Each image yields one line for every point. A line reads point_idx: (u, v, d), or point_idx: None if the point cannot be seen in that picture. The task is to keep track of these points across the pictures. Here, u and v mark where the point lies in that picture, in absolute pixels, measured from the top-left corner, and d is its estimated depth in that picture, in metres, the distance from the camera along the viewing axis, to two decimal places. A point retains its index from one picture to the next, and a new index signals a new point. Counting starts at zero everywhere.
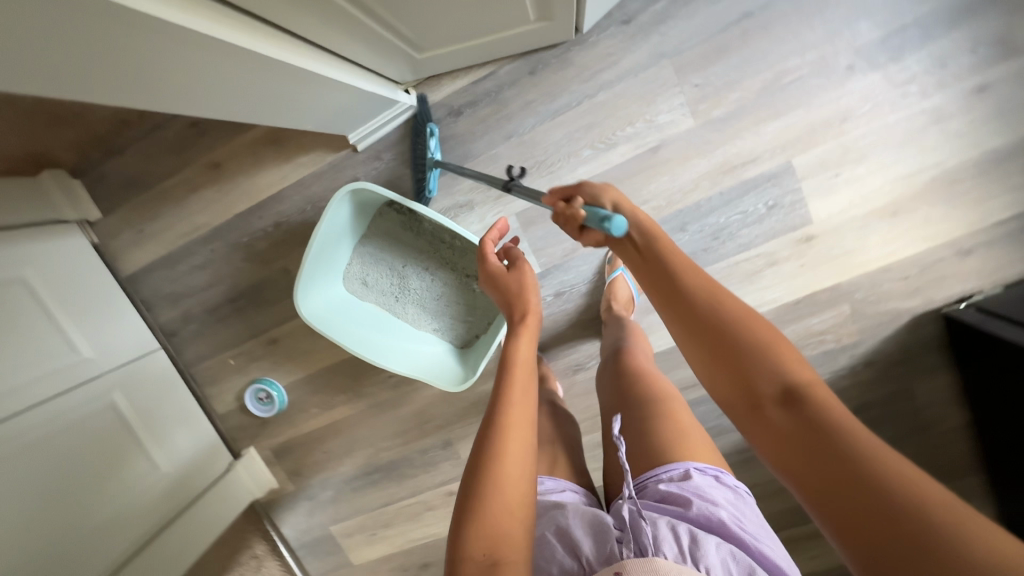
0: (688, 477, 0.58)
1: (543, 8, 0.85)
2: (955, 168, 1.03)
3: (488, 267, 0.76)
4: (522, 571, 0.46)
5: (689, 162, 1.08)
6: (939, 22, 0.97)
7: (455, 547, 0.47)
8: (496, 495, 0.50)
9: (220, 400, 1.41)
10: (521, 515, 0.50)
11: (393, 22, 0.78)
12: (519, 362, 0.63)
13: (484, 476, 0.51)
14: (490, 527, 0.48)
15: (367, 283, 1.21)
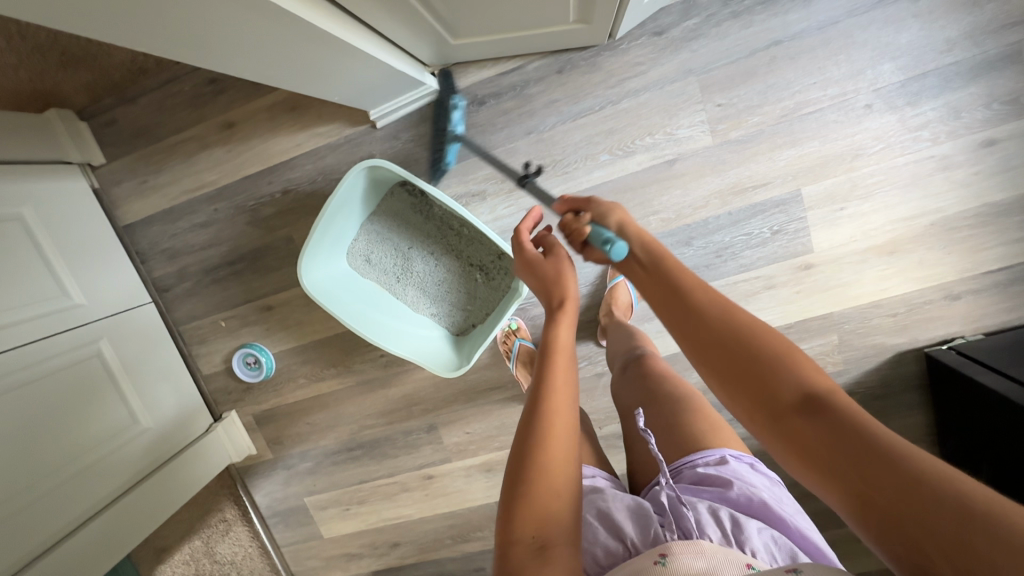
0: (724, 462, 0.60)
1: (583, 10, 0.86)
2: (954, 216, 1.06)
3: (525, 252, 0.76)
4: (568, 553, 0.48)
5: (702, 179, 1.10)
6: (958, 73, 1.00)
7: (504, 531, 0.49)
8: (545, 479, 0.51)
9: (207, 361, 1.39)
10: (567, 499, 0.51)
11: (436, 4, 0.78)
12: (561, 347, 0.63)
13: (530, 461, 0.52)
14: (538, 509, 0.49)
15: (370, 261, 1.21)
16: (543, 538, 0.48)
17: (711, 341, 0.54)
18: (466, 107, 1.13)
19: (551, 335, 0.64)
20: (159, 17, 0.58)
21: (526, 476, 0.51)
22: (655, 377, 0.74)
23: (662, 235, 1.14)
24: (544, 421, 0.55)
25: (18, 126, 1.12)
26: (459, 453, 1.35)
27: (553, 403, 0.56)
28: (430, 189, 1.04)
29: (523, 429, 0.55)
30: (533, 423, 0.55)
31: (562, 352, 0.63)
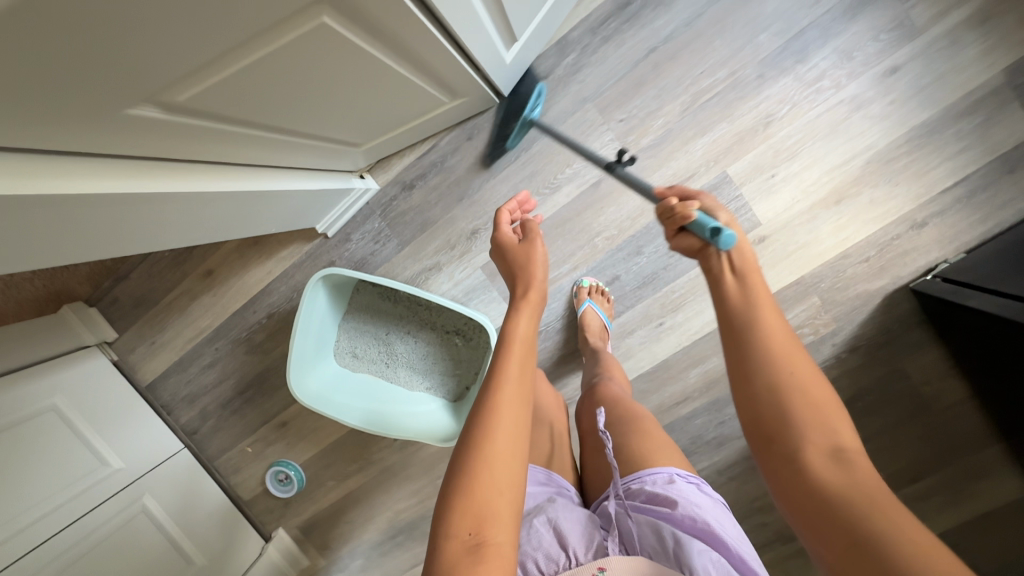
0: (671, 481, 0.62)
1: (453, 91, 0.95)
2: (886, 149, 1.06)
3: (503, 238, 0.79)
4: (509, 549, 0.47)
5: (631, 191, 1.14)
6: (835, 20, 1.02)
7: (441, 525, 0.48)
8: (487, 475, 0.50)
9: (245, 487, 1.48)
10: (509, 501, 0.50)
11: (325, 135, 0.88)
12: (518, 340, 0.63)
13: (475, 452, 0.51)
14: (477, 506, 0.48)
15: (357, 355, 1.29)
16: (481, 535, 0.47)
17: (747, 377, 0.52)
18: (399, 195, 1.23)
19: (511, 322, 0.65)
20: (93, 237, 0.68)
21: (469, 472, 0.50)
22: (606, 408, 0.79)
23: (611, 252, 1.18)
24: (490, 416, 0.54)
25: (41, 328, 1.27)
26: None
27: (501, 398, 0.56)
28: (381, 280, 1.12)
29: (469, 426, 0.54)
30: (481, 422, 0.54)
31: (517, 341, 0.63)
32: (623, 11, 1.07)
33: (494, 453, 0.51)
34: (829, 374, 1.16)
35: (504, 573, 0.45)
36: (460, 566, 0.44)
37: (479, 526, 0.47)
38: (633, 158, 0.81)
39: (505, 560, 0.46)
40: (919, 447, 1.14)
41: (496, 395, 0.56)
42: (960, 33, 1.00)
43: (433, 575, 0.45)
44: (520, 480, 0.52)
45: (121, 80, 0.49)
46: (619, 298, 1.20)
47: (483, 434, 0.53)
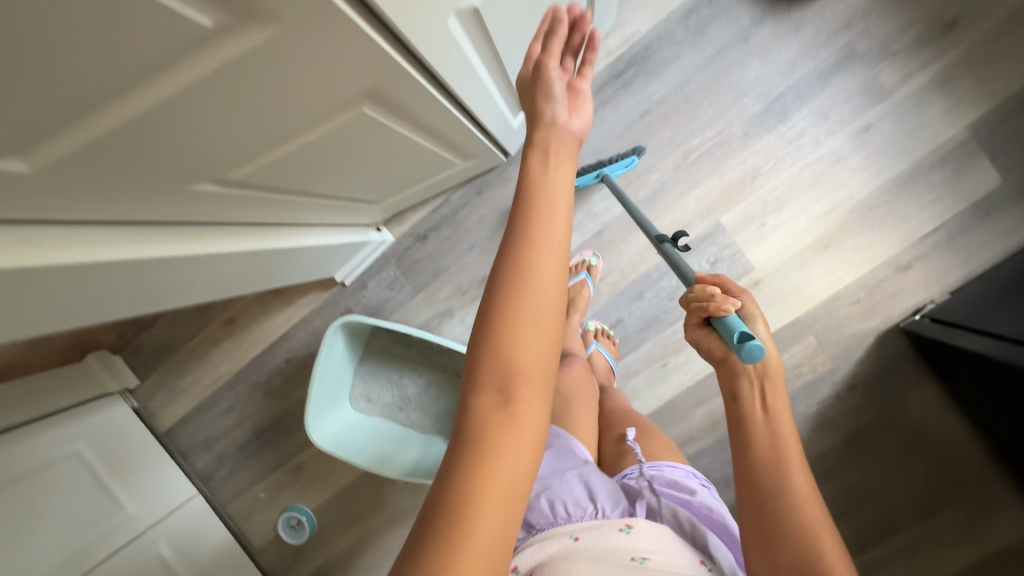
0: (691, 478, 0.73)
1: (466, 154, 1.04)
2: (867, 197, 1.13)
3: (535, 54, 0.53)
4: (539, 407, 0.41)
5: (631, 239, 1.22)
6: (811, 84, 1.12)
7: (465, 385, 0.42)
8: (519, 334, 0.41)
9: (257, 533, 1.49)
10: (545, 355, 0.42)
11: (351, 197, 0.97)
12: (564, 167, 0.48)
13: (500, 305, 0.42)
14: (506, 365, 0.41)
15: (371, 399, 1.34)
16: (511, 392, 0.41)
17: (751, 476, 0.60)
18: (413, 245, 1.31)
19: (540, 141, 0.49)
20: (145, 294, 0.75)
21: (498, 334, 0.41)
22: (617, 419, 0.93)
23: (615, 296, 1.24)
24: (523, 263, 0.43)
25: (67, 376, 1.33)
26: None
27: (536, 236, 0.43)
28: (396, 327, 1.18)
29: (496, 275, 0.43)
30: (512, 272, 0.43)
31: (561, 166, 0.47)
32: (617, 79, 1.18)
33: (523, 306, 0.42)
34: (831, 412, 1.19)
35: (537, 436, 0.41)
36: (490, 429, 0.40)
37: (507, 384, 0.41)
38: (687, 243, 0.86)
39: (537, 415, 0.41)
40: (925, 484, 1.16)
41: (528, 235, 0.43)
42: (925, 94, 1.09)
43: (458, 433, 0.41)
44: (560, 338, 0.43)
45: (188, 173, 0.56)
46: (623, 340, 1.25)
47: (514, 284, 0.42)
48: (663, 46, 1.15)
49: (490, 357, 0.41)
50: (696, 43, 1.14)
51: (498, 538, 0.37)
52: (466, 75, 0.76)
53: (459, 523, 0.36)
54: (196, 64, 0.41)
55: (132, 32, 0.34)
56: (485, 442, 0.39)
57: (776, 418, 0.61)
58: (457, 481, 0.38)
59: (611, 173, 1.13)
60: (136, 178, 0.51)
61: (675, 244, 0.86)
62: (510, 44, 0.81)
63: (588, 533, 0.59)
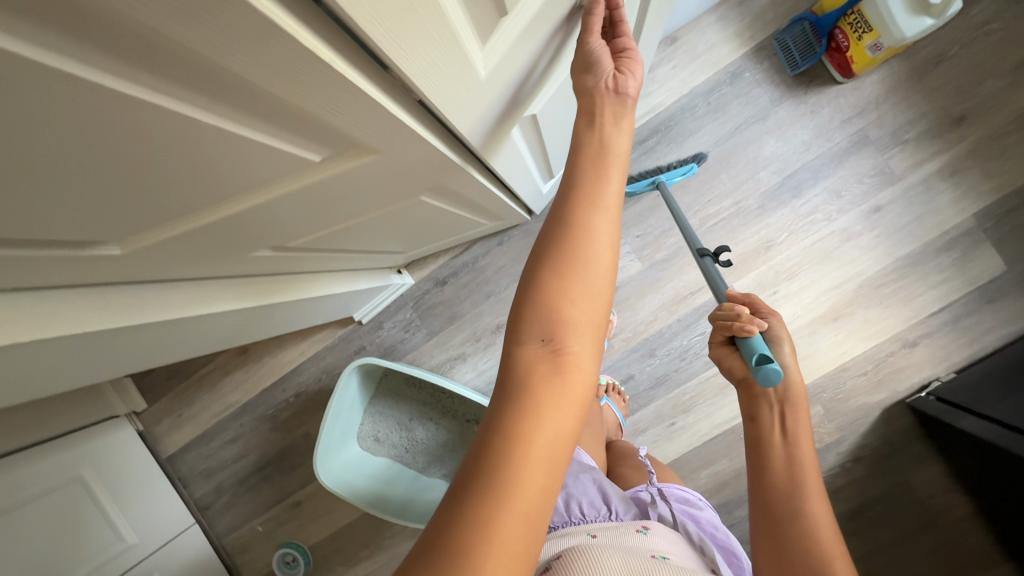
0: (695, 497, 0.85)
1: (494, 216, 1.08)
2: (877, 275, 1.17)
3: (588, 47, 0.59)
4: (586, 360, 0.43)
5: (645, 298, 1.25)
6: (825, 163, 1.18)
7: (513, 337, 0.43)
8: (566, 291, 0.44)
9: (251, 567, 1.47)
10: (594, 314, 0.44)
11: (384, 249, 1.01)
12: (613, 148, 0.52)
13: (552, 269, 0.45)
14: (553, 318, 0.43)
15: (379, 439, 1.34)
16: (560, 346, 0.42)
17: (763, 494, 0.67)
18: (432, 289, 1.34)
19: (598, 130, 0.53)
20: (184, 343, 0.77)
21: (547, 290, 0.44)
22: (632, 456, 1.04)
23: (627, 352, 1.27)
24: (573, 228, 0.47)
25: (78, 399, 1.32)
26: None
27: (586, 204, 0.48)
28: (411, 371, 1.19)
29: (546, 237, 0.47)
30: (563, 233, 0.47)
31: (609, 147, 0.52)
32: (640, 146, 1.23)
33: (574, 265, 0.45)
34: (835, 482, 1.20)
35: (583, 392, 0.42)
36: (536, 374, 0.41)
37: (553, 334, 0.43)
38: (727, 260, 0.91)
39: (586, 370, 0.42)
40: (928, 561, 1.16)
41: (582, 208, 0.48)
42: (933, 181, 1.15)
43: (504, 379, 0.42)
44: (606, 296, 0.45)
45: (245, 245, 0.60)
46: (633, 396, 1.27)
47: (570, 249, 0.46)
48: (686, 119, 1.21)
49: (539, 312, 0.44)
50: (718, 117, 1.20)
51: (542, 481, 0.37)
52: (512, 162, 0.84)
53: (505, 463, 0.37)
54: (287, 183, 0.48)
55: (253, 169, 0.43)
56: (531, 387, 0.40)
57: (795, 430, 0.68)
58: (504, 425, 0.39)
59: (666, 181, 1.14)
60: (203, 248, 0.55)
61: (715, 258, 0.90)
62: (551, 126, 0.85)
63: (609, 530, 0.67)
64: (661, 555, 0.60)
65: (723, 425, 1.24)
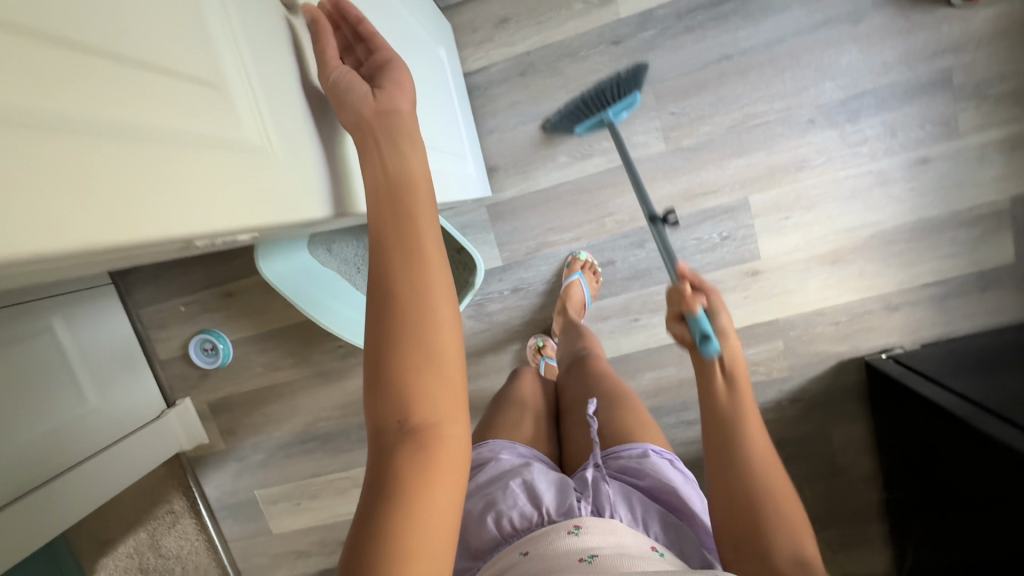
0: (645, 454, 0.70)
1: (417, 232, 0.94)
2: (891, 230, 1.11)
3: (332, 81, 0.48)
4: (448, 426, 0.43)
5: (656, 184, 1.15)
6: (894, 95, 1.06)
7: (373, 425, 0.43)
8: (404, 359, 0.42)
9: (164, 346, 1.39)
10: (441, 378, 0.43)
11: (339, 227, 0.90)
12: (416, 181, 0.46)
13: (385, 353, 0.42)
14: (398, 392, 0.42)
15: (331, 250, 1.23)
16: (416, 424, 0.42)
17: (726, 471, 0.54)
18: None
19: (400, 159, 0.46)
20: None
21: (388, 368, 0.42)
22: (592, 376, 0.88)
23: (616, 236, 1.18)
24: (399, 285, 0.43)
25: None
26: None
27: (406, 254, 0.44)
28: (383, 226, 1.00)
29: (371, 320, 0.43)
30: (397, 305, 0.43)
31: (419, 189, 0.46)
32: (713, 9, 1.06)
33: (404, 343, 0.43)
34: (765, 414, 1.22)
35: (457, 456, 0.43)
36: (397, 456, 0.41)
37: (406, 414, 0.42)
38: (674, 219, 0.84)
39: (455, 437, 0.43)
40: (815, 504, 1.24)
41: (403, 278, 0.43)
42: (990, 150, 1.06)
43: (373, 474, 0.42)
44: (454, 356, 0.44)
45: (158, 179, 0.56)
46: (607, 282, 1.21)
47: (401, 332, 0.43)
48: None
49: (387, 394, 0.42)
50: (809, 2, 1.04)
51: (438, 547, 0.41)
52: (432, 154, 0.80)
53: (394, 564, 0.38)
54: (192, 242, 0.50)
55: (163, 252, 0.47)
56: (393, 473, 0.41)
57: (749, 428, 0.55)
58: (378, 534, 0.39)
59: (613, 118, 1.03)
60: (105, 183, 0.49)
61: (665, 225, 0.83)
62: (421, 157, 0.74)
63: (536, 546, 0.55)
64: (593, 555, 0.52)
65: None
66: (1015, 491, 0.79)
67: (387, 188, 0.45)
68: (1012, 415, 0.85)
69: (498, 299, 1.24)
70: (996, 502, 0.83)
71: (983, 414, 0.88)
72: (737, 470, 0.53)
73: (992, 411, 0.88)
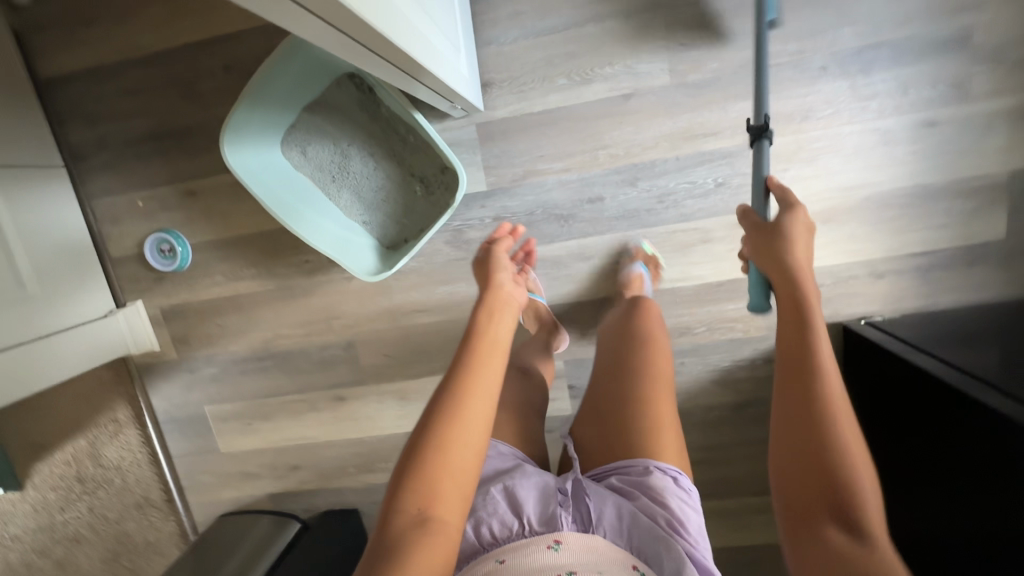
0: (648, 472, 0.65)
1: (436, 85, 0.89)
2: (889, 192, 1.08)
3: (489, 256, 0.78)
4: (450, 528, 0.52)
5: (656, 119, 1.09)
6: (911, 50, 1.01)
7: (394, 501, 0.53)
8: (432, 476, 0.53)
9: (118, 243, 1.30)
10: (459, 482, 0.54)
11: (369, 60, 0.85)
12: (491, 343, 0.64)
13: (428, 445, 0.55)
14: (417, 498, 0.52)
15: (306, 154, 1.15)
16: (426, 514, 0.52)
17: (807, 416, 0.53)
18: None
19: (482, 323, 0.65)
20: None
21: (427, 456, 0.54)
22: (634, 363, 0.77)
23: (609, 170, 1.12)
24: (458, 411, 0.57)
25: None
26: (375, 378, 1.31)
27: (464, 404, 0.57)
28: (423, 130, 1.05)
29: (427, 421, 0.57)
30: (445, 418, 0.56)
31: (498, 345, 0.64)
32: None
33: (447, 448, 0.55)
34: (736, 373, 1.20)
35: (447, 552, 0.51)
36: (405, 540, 0.49)
37: (425, 505, 0.52)
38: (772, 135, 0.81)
39: (449, 542, 0.51)
40: None
41: (461, 396, 0.58)
42: (998, 120, 1.03)
43: (381, 539, 0.51)
44: (473, 472, 0.56)
45: None
46: (593, 220, 1.15)
47: (445, 436, 0.55)
48: None
49: (415, 483, 0.53)
50: None
51: None
52: (415, 5, 0.73)
53: None
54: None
55: None
56: (390, 558, 0.49)
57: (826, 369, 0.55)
58: None
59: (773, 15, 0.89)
60: None
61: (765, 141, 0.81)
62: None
63: (511, 558, 0.56)
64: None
65: (666, 281, 1.17)
66: (997, 456, 0.77)
67: (469, 336, 0.64)
68: (999, 381, 0.81)
69: (478, 226, 1.18)
70: (986, 473, 0.79)
71: (971, 380, 0.84)
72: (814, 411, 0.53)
73: (979, 378, 0.84)
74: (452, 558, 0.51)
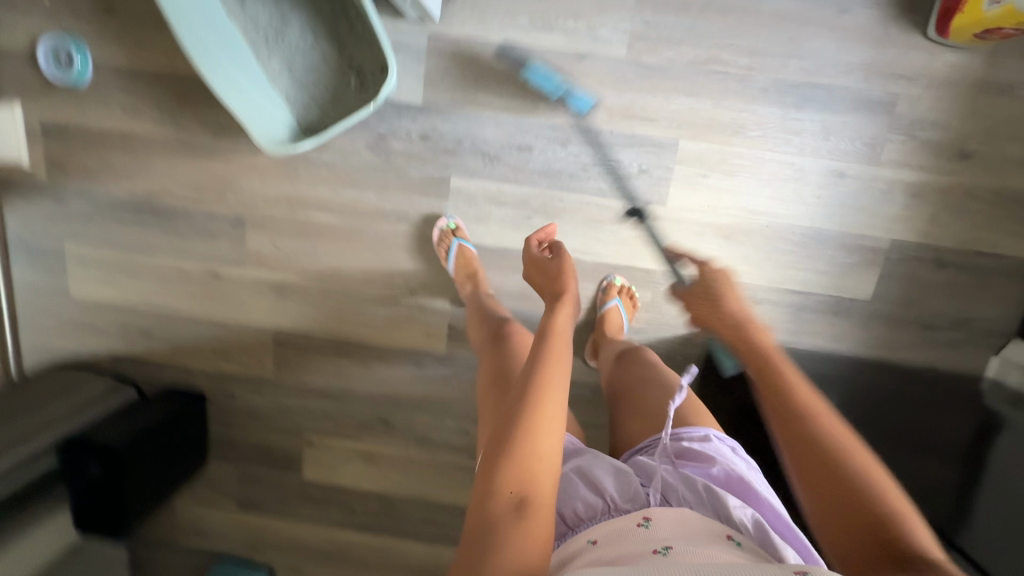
0: (707, 439, 0.81)
1: None
2: (787, 226, 1.14)
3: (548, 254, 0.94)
4: (547, 507, 0.59)
5: (601, 88, 1.10)
6: (843, 100, 1.07)
7: (491, 490, 0.59)
8: (533, 454, 0.61)
9: (10, 35, 1.16)
10: (548, 464, 0.62)
11: None
12: (556, 335, 0.74)
13: (516, 435, 0.62)
14: (519, 474, 0.60)
15: (244, 6, 1.09)
16: (524, 496, 0.59)
17: (817, 457, 0.61)
18: None
19: (551, 321, 0.76)
20: None
21: (518, 442, 0.61)
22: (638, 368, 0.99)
23: (544, 124, 1.12)
24: (536, 404, 0.64)
25: None
26: (256, 264, 1.25)
27: (547, 392, 0.65)
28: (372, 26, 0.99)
29: (512, 414, 0.64)
30: (527, 410, 0.64)
31: (559, 337, 0.74)
32: None
33: (535, 437, 0.62)
34: None
35: (546, 528, 0.59)
36: (506, 525, 0.57)
37: (519, 491, 0.59)
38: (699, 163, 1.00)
39: (545, 518, 0.59)
40: None
41: (544, 382, 0.66)
42: (896, 189, 1.11)
43: (477, 526, 0.58)
44: (556, 453, 0.63)
45: None
46: (516, 168, 1.15)
47: (529, 425, 0.62)
48: None
49: (506, 468, 0.60)
50: None
51: None
52: None
53: None
54: None
55: None
56: (502, 533, 0.56)
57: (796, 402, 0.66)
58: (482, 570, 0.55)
59: None
60: None
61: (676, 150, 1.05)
62: None
63: (609, 535, 0.64)
64: (664, 548, 0.59)
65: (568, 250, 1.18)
66: None
67: (541, 334, 0.74)
68: None
69: (402, 139, 1.15)
70: None
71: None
72: (825, 457, 0.61)
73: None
74: (552, 531, 0.60)
